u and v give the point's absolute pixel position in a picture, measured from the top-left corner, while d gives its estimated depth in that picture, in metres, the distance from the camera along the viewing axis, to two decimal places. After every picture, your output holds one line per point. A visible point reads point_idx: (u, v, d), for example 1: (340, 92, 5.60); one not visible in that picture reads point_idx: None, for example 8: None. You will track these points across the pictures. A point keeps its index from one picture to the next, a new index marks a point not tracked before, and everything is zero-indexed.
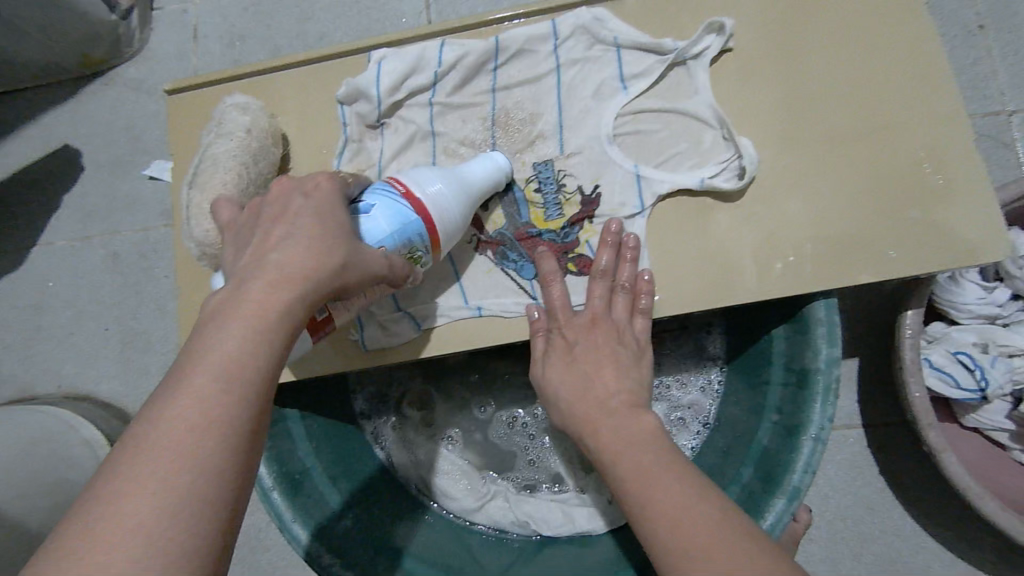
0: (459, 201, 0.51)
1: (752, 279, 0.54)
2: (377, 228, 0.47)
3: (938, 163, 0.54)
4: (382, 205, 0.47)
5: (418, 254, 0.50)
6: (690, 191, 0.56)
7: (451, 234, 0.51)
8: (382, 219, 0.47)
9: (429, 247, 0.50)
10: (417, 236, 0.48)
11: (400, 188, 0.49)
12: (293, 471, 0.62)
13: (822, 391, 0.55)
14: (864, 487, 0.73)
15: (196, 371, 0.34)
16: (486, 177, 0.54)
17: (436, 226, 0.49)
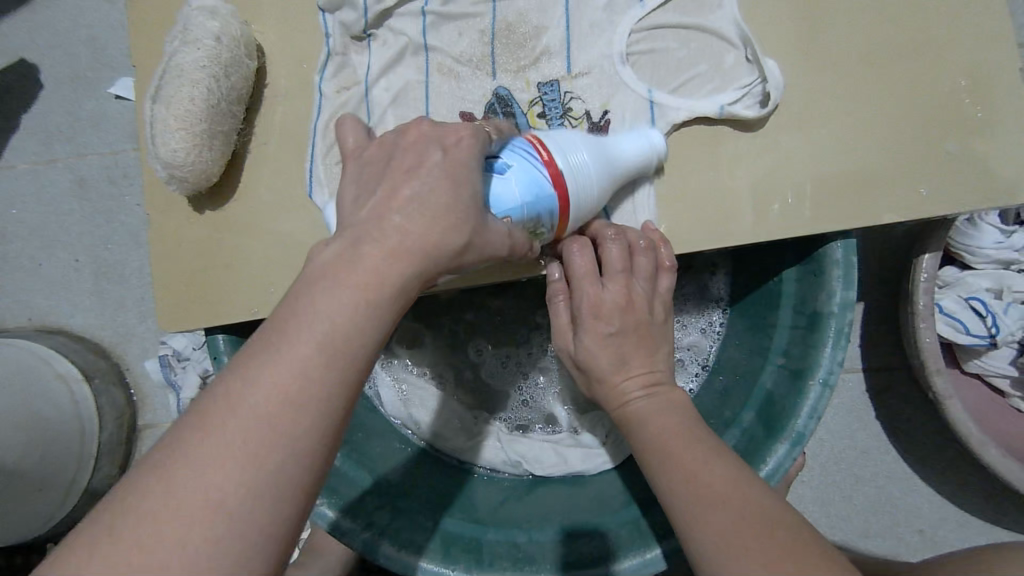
0: (600, 179, 0.46)
1: (770, 215, 0.50)
2: (510, 195, 0.42)
3: (979, 92, 0.49)
4: (519, 170, 0.43)
5: (538, 231, 0.45)
6: (708, 119, 0.52)
7: (583, 210, 0.46)
8: (516, 184, 0.42)
9: (554, 223, 0.45)
10: (546, 207, 0.44)
11: (541, 152, 0.44)
12: None
13: (833, 334, 0.53)
14: (860, 432, 0.73)
15: (300, 336, 0.31)
16: (635, 157, 0.49)
17: (569, 204, 0.45)
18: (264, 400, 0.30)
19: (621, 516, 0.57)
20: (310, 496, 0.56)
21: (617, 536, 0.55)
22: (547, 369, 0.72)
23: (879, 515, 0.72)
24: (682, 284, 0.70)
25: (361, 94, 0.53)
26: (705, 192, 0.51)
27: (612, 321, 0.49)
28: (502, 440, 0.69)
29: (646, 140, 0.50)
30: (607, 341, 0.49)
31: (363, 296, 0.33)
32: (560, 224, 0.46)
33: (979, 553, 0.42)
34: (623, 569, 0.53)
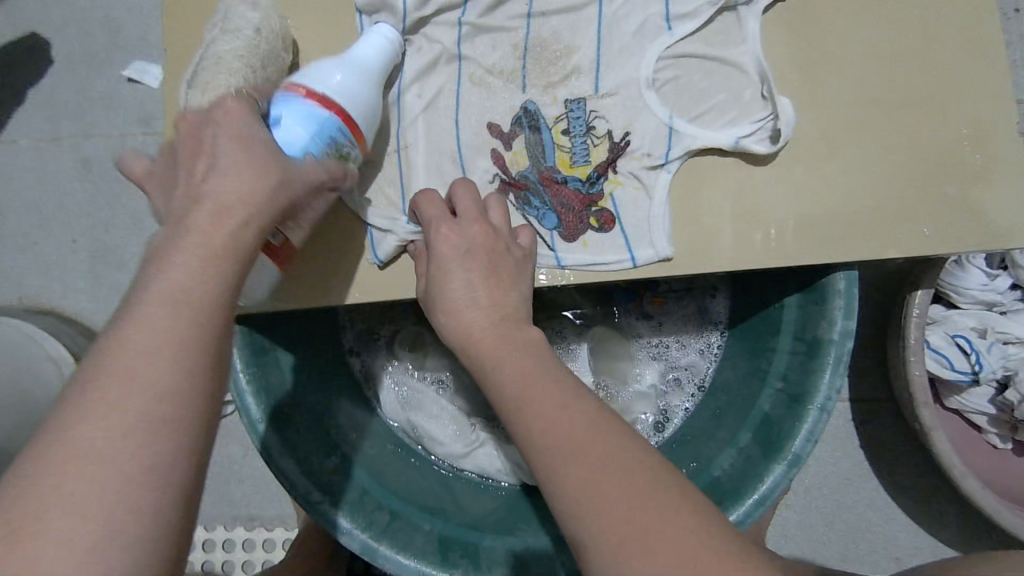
0: (362, 86, 0.48)
1: (782, 245, 0.52)
2: (295, 135, 0.44)
3: (979, 141, 0.53)
4: (289, 114, 0.44)
5: (347, 155, 0.47)
6: (722, 151, 0.54)
7: (366, 122, 0.48)
8: (295, 125, 0.44)
9: (354, 143, 0.47)
10: (335, 132, 0.45)
11: (299, 88, 0.46)
12: (281, 405, 0.59)
13: (833, 361, 0.55)
14: (844, 459, 0.75)
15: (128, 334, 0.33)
16: (380, 54, 0.50)
17: (351, 119, 0.46)
18: (108, 388, 0.31)
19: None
20: (309, 494, 0.56)
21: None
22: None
23: (857, 541, 0.74)
24: (682, 304, 0.72)
25: (393, 98, 0.54)
26: (722, 217, 0.53)
27: (457, 247, 0.47)
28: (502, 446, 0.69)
29: (369, 41, 0.50)
30: (458, 265, 0.46)
31: (203, 255, 0.36)
32: (358, 142, 0.48)
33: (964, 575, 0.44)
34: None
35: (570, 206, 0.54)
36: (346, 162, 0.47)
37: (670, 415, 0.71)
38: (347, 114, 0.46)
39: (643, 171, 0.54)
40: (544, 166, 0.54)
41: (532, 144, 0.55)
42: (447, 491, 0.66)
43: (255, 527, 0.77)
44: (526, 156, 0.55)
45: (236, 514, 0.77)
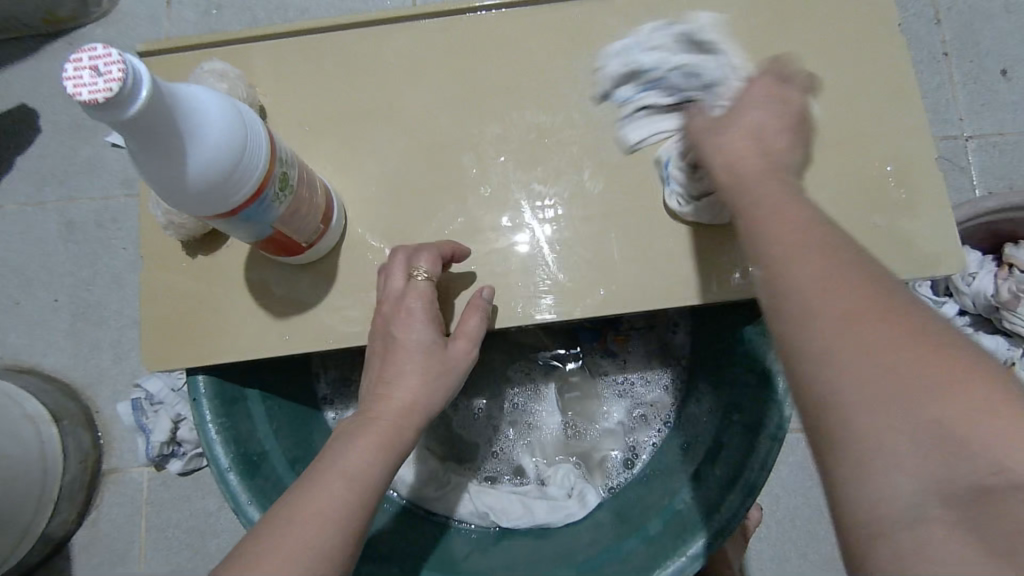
0: (219, 144, 0.39)
1: (716, 283, 0.56)
2: (259, 225, 0.45)
3: (902, 177, 0.57)
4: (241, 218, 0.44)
5: (286, 174, 0.46)
6: (658, 196, 0.58)
7: (262, 153, 0.42)
8: (253, 218, 0.45)
9: (273, 177, 0.44)
10: (268, 191, 0.44)
11: (219, 211, 0.42)
12: (250, 452, 0.58)
13: (782, 391, 0.56)
14: (813, 488, 0.76)
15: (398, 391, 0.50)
16: (162, 106, 0.35)
17: (259, 169, 0.42)
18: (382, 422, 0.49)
19: (613, 557, 0.59)
20: None
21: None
22: (528, 423, 0.74)
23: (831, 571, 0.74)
24: (644, 341, 0.74)
25: (355, 161, 0.60)
26: (664, 257, 0.57)
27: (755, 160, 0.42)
28: (479, 491, 0.70)
29: (205, 127, 0.38)
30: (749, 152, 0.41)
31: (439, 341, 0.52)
32: (274, 177, 0.44)
33: None
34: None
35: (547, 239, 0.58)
36: (289, 174, 0.46)
37: (638, 451, 0.72)
38: (244, 198, 0.42)
39: (588, 213, 0.58)
40: (521, 204, 0.59)
41: (487, 198, 0.59)
42: (418, 536, 0.67)
43: None
44: (482, 208, 0.59)
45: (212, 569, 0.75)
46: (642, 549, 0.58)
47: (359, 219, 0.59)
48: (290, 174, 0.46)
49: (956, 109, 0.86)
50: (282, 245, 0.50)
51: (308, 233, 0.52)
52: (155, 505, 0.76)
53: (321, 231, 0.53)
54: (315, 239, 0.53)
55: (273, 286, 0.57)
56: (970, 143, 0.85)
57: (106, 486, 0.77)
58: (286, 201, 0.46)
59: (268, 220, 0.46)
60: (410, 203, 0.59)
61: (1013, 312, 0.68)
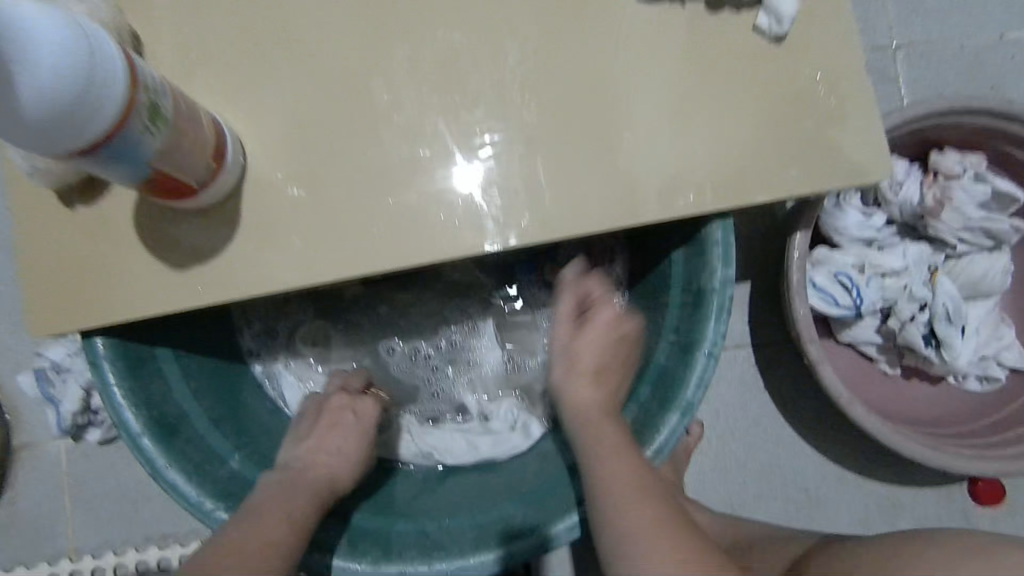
0: (60, 62, 0.33)
1: (647, 203, 0.54)
2: (128, 165, 0.40)
3: (831, 84, 0.55)
4: (107, 157, 0.39)
5: (155, 104, 0.40)
6: (583, 115, 0.55)
7: (117, 77, 0.37)
8: (123, 158, 0.39)
9: (136, 108, 0.39)
10: (132, 124, 0.38)
11: (75, 148, 0.36)
12: (167, 415, 0.54)
13: (716, 308, 0.56)
14: (751, 402, 0.78)
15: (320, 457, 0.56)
16: None
17: (116, 97, 0.37)
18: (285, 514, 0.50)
19: (553, 486, 0.58)
20: (202, 502, 0.52)
21: (532, 513, 0.55)
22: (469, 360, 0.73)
23: (769, 480, 0.77)
24: None
25: (249, 92, 0.54)
26: (594, 180, 0.54)
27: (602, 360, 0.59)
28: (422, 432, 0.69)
29: (36, 41, 0.32)
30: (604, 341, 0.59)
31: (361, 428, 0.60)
32: (137, 107, 0.39)
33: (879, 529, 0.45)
34: (556, 534, 0.53)
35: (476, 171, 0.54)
36: (159, 103, 0.40)
37: None
38: (100, 133, 0.37)
39: (515, 137, 0.54)
40: (441, 129, 0.54)
41: (402, 126, 0.54)
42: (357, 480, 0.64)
43: (170, 546, 0.70)
44: (395, 137, 0.54)
45: (149, 535, 0.71)
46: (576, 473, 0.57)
47: (260, 155, 0.53)
48: (161, 103, 0.41)
49: (885, 18, 0.84)
50: (166, 188, 0.44)
51: (198, 172, 0.46)
52: (79, 477, 0.71)
53: (214, 169, 0.47)
54: (207, 180, 0.47)
55: (169, 233, 0.51)
56: (899, 53, 0.84)
57: (21, 461, 0.72)
58: (161, 135, 0.41)
59: (142, 158, 0.40)
60: (318, 136, 0.54)
61: (936, 219, 0.70)
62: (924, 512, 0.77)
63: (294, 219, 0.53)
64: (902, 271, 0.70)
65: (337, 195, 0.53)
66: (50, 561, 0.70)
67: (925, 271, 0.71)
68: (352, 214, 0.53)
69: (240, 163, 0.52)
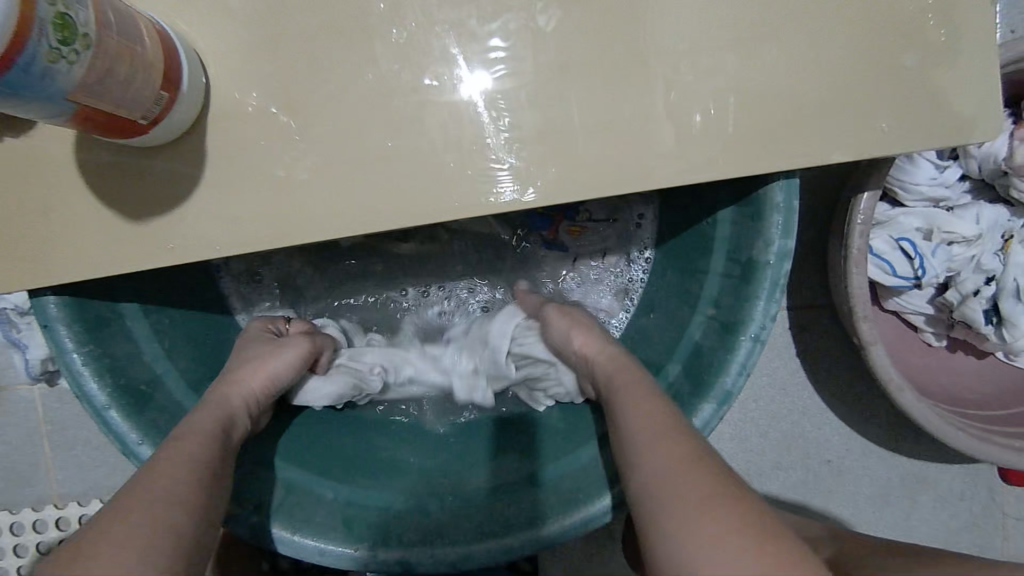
0: None
1: (700, 155, 0.45)
2: (43, 98, 0.32)
3: (938, 14, 0.45)
4: (10, 88, 0.30)
5: (69, 17, 0.31)
6: (628, 39, 0.44)
7: None
8: (32, 88, 0.31)
9: (40, 23, 0.30)
10: (35, 44, 0.30)
11: None
12: (136, 380, 0.48)
13: (768, 285, 0.48)
14: (780, 368, 0.72)
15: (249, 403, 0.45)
16: None
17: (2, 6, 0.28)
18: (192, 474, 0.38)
19: (571, 463, 0.52)
20: None
21: (544, 498, 0.50)
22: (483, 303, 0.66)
23: (791, 449, 0.73)
24: (603, 231, 0.65)
25: None
26: (635, 126, 0.44)
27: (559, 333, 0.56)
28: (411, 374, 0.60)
29: None
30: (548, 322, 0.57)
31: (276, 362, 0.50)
32: (41, 22, 0.30)
33: (945, 555, 0.39)
34: (568, 527, 0.48)
35: (494, 106, 0.44)
36: (74, 17, 0.32)
37: None
38: None
39: (542, 65, 0.44)
40: (451, 53, 0.44)
41: (402, 45, 0.44)
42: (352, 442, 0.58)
43: None
44: (395, 59, 0.44)
45: None
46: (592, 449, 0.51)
47: (228, 77, 0.43)
48: (77, 17, 0.32)
49: None
50: (104, 126, 0.36)
51: (143, 106, 0.37)
52: (56, 423, 0.67)
53: (166, 100, 0.38)
54: (159, 113, 0.39)
55: (125, 174, 0.43)
56: None
57: None
58: (83, 61, 0.32)
59: (59, 91, 0.32)
60: (296, 56, 0.43)
61: (1023, 178, 0.60)
62: (947, 487, 0.74)
63: (271, 161, 0.43)
64: (974, 240, 0.62)
65: (323, 131, 0.44)
66: (33, 507, 0.67)
67: (998, 238, 0.63)
68: (341, 155, 0.44)
69: (200, 88, 0.42)
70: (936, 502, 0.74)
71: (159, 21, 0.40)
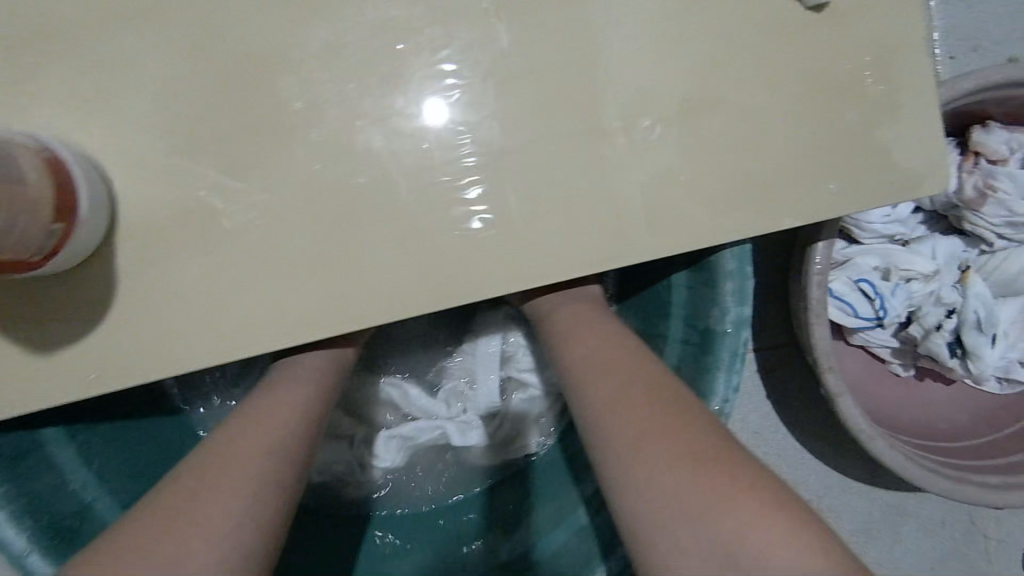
0: None
1: (648, 232, 0.42)
2: None
3: (876, 69, 0.44)
4: None
5: None
6: (562, 119, 0.42)
7: None
8: None
9: None
10: None
11: None
12: (63, 516, 0.45)
13: (728, 357, 0.47)
14: (751, 411, 0.71)
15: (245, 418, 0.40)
16: None
17: None
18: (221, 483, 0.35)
19: (543, 550, 0.52)
20: None
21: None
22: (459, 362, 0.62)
23: None
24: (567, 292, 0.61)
25: (109, 100, 0.40)
26: (577, 208, 0.42)
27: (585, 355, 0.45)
28: (407, 434, 0.59)
29: None
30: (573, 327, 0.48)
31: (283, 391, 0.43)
32: None
33: None
34: None
35: (427, 197, 0.41)
36: None
37: None
38: None
39: (474, 153, 0.42)
40: (375, 146, 0.41)
41: (322, 141, 0.41)
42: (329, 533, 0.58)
43: None
44: (316, 155, 0.41)
45: None
46: (577, 529, 0.51)
47: (133, 192, 0.40)
48: None
49: None
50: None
51: (33, 241, 0.34)
52: None
53: (60, 231, 0.36)
54: (55, 244, 0.36)
55: (26, 304, 0.39)
56: None
57: None
58: None
59: None
60: (209, 162, 0.40)
61: (974, 212, 0.60)
62: (927, 515, 0.73)
63: (187, 277, 0.40)
64: (931, 275, 0.62)
65: (243, 240, 0.40)
66: None
67: (955, 270, 0.63)
68: (265, 269, 0.40)
69: (101, 205, 0.38)
70: (919, 532, 0.73)
71: (48, 140, 0.36)
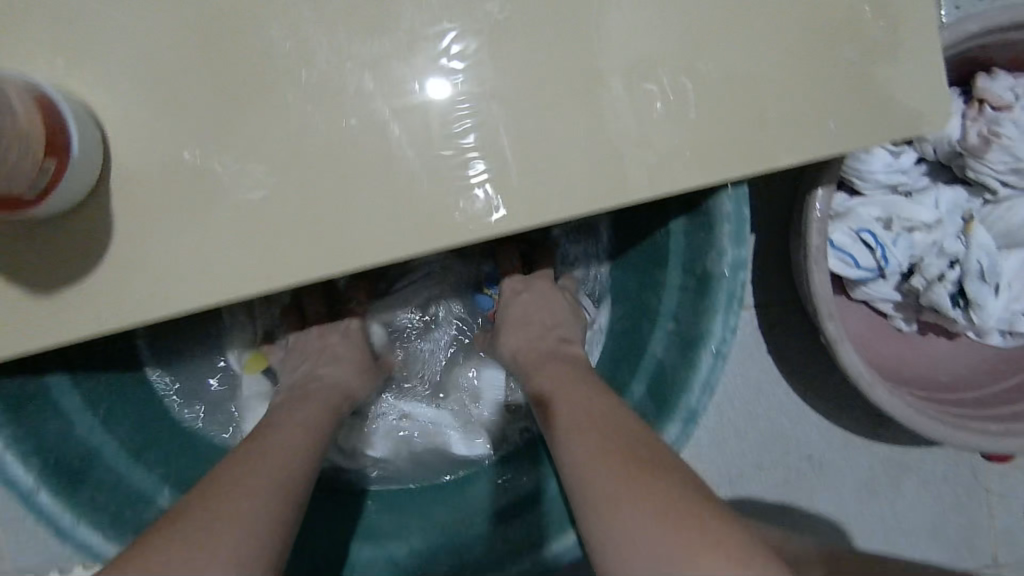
0: None
1: (643, 172, 0.42)
2: None
3: (874, 8, 0.44)
4: None
5: None
6: (554, 60, 0.42)
7: None
8: None
9: None
10: None
11: None
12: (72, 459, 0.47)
13: (725, 300, 0.47)
14: (752, 368, 0.71)
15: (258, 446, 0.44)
16: None
17: None
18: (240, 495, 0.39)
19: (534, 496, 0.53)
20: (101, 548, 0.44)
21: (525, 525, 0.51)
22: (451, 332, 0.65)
23: (771, 448, 0.71)
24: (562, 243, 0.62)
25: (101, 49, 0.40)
26: (570, 149, 0.42)
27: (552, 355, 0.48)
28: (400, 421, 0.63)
29: None
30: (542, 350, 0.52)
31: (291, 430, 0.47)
32: None
33: None
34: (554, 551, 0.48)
35: (421, 137, 0.41)
36: None
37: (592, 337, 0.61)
38: None
39: (463, 95, 0.42)
40: (367, 90, 0.41)
41: (315, 86, 0.41)
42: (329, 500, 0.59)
43: None
44: (309, 101, 0.41)
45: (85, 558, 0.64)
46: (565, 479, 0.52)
47: (127, 137, 0.40)
48: None
49: None
50: None
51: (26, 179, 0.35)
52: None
53: (52, 168, 0.37)
54: (47, 182, 0.37)
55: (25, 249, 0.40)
56: None
57: None
58: None
59: None
60: (201, 108, 0.41)
61: (978, 159, 0.60)
62: (930, 471, 0.73)
63: (182, 219, 0.41)
64: (934, 224, 0.61)
65: (238, 184, 0.41)
66: None
67: (958, 222, 0.62)
68: (261, 210, 0.41)
69: (93, 149, 0.39)
70: (921, 487, 0.73)
71: (41, 84, 0.37)
